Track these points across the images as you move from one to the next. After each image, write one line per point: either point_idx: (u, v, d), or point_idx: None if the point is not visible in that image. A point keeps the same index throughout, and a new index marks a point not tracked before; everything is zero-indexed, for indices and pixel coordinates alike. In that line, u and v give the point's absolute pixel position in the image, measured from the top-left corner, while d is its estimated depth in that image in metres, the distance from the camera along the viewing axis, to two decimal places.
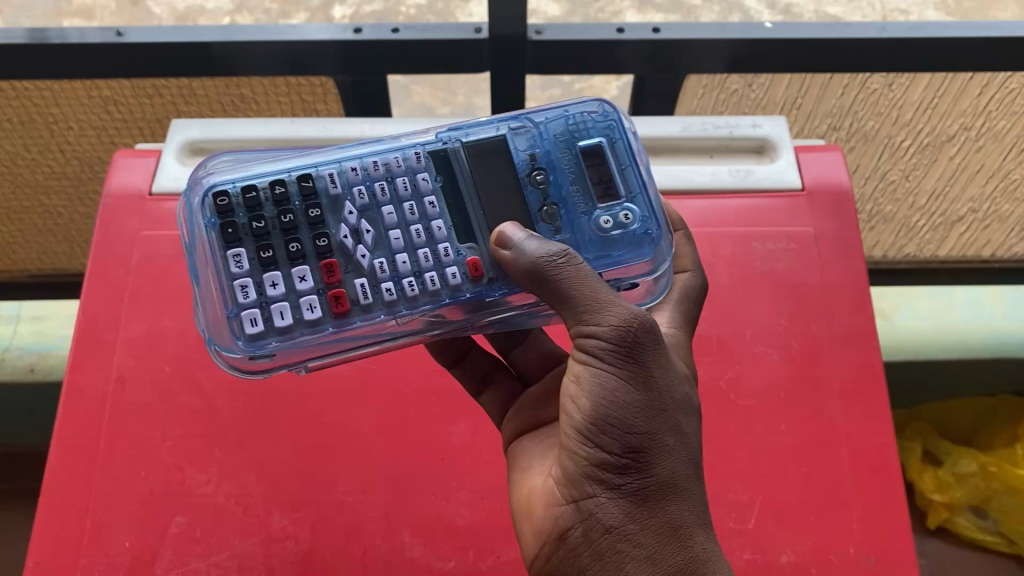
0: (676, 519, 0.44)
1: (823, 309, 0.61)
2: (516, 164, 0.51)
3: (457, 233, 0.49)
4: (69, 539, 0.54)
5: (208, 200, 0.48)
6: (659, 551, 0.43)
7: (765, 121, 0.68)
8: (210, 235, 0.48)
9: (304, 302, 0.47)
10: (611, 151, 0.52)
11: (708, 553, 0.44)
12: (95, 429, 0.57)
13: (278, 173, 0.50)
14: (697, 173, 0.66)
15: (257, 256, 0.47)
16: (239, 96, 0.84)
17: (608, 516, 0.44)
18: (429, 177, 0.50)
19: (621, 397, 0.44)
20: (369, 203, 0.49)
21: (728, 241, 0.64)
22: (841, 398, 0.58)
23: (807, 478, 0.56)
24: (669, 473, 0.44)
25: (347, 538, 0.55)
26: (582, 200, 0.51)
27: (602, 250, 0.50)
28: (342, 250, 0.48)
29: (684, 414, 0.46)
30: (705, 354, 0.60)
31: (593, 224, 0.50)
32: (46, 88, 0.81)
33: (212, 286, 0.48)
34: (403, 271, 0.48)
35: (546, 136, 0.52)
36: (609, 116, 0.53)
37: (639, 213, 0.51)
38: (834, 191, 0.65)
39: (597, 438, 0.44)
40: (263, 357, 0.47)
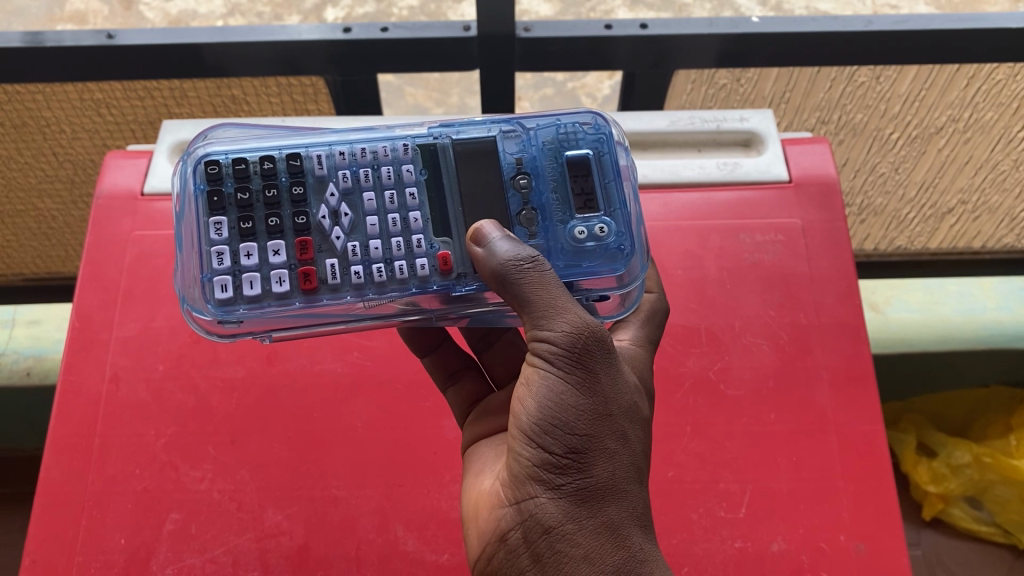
0: (615, 521, 0.44)
1: (811, 299, 0.61)
2: (501, 168, 0.51)
3: (433, 224, 0.50)
4: (65, 537, 0.54)
5: (200, 167, 0.49)
6: (595, 553, 0.43)
7: (753, 114, 0.68)
8: (198, 200, 0.49)
9: (275, 273, 0.48)
10: (597, 164, 0.52)
11: (646, 558, 0.44)
12: (89, 428, 0.57)
13: (272, 150, 0.51)
14: (685, 167, 0.66)
15: (237, 225, 0.48)
16: (231, 97, 0.85)
17: (547, 518, 0.44)
18: (414, 168, 0.50)
19: (567, 400, 0.44)
20: (352, 189, 0.50)
21: (717, 232, 0.64)
22: (829, 387, 0.59)
23: (796, 466, 0.56)
24: (609, 476, 0.45)
25: (341, 533, 0.55)
26: (560, 209, 0.51)
27: (575, 260, 0.50)
28: (319, 231, 0.49)
29: (630, 420, 0.46)
30: (694, 345, 0.60)
31: (569, 234, 0.50)
32: (38, 92, 0.82)
33: (192, 250, 0.49)
34: (375, 255, 0.49)
35: (535, 143, 0.52)
36: (601, 130, 0.53)
37: (617, 228, 0.51)
38: (821, 182, 0.66)
39: (539, 439, 0.44)
40: (231, 322, 0.48)
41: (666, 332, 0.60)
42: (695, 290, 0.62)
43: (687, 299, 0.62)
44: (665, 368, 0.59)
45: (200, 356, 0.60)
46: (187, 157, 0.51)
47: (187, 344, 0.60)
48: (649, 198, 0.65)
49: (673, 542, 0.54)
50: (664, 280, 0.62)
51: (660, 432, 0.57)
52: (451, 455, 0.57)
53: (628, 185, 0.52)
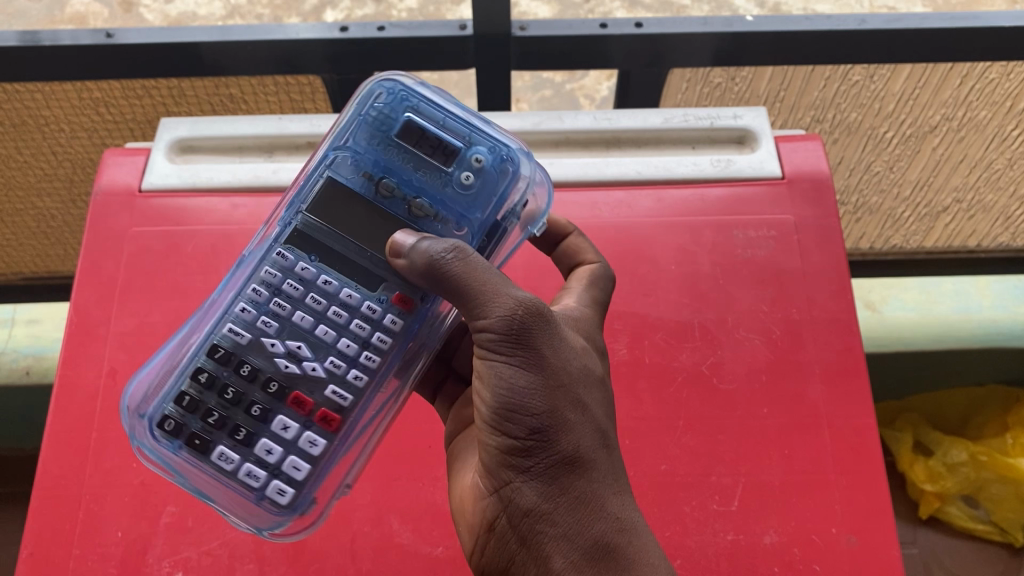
0: (588, 496, 0.45)
1: (804, 295, 0.62)
2: (363, 193, 0.52)
3: (365, 284, 0.51)
4: (62, 530, 0.55)
5: (156, 432, 0.48)
6: (573, 531, 0.44)
7: (746, 112, 0.69)
8: (181, 455, 0.49)
9: (304, 442, 0.49)
10: (421, 119, 0.53)
11: (622, 527, 0.45)
12: (86, 422, 0.58)
13: (191, 357, 0.50)
14: (679, 164, 0.67)
15: (235, 440, 0.49)
16: (229, 96, 0.85)
17: (523, 501, 0.45)
18: (303, 262, 0.51)
19: (520, 384, 0.44)
20: (276, 310, 0.50)
21: (711, 228, 0.65)
22: (821, 382, 0.59)
23: (788, 459, 0.57)
24: (576, 451, 0.45)
25: (336, 525, 0.55)
26: (434, 177, 0.52)
27: (481, 202, 0.53)
28: (293, 377, 0.50)
29: (587, 390, 0.46)
30: (687, 340, 0.60)
31: (458, 187, 0.52)
32: (37, 91, 0.82)
33: (213, 486, 0.49)
34: (354, 353, 0.51)
35: (358, 150, 0.52)
36: (394, 92, 0.53)
37: (485, 149, 0.53)
38: (814, 179, 0.66)
39: (501, 428, 0.45)
40: (309, 506, 0.49)
41: (659, 327, 0.61)
42: (688, 286, 0.62)
43: (680, 295, 0.62)
44: (659, 363, 0.59)
45: None
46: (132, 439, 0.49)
47: None
48: (643, 194, 0.66)
49: (665, 534, 0.54)
50: (658, 275, 0.63)
51: (653, 426, 0.57)
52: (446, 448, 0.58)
53: (457, 115, 0.53)
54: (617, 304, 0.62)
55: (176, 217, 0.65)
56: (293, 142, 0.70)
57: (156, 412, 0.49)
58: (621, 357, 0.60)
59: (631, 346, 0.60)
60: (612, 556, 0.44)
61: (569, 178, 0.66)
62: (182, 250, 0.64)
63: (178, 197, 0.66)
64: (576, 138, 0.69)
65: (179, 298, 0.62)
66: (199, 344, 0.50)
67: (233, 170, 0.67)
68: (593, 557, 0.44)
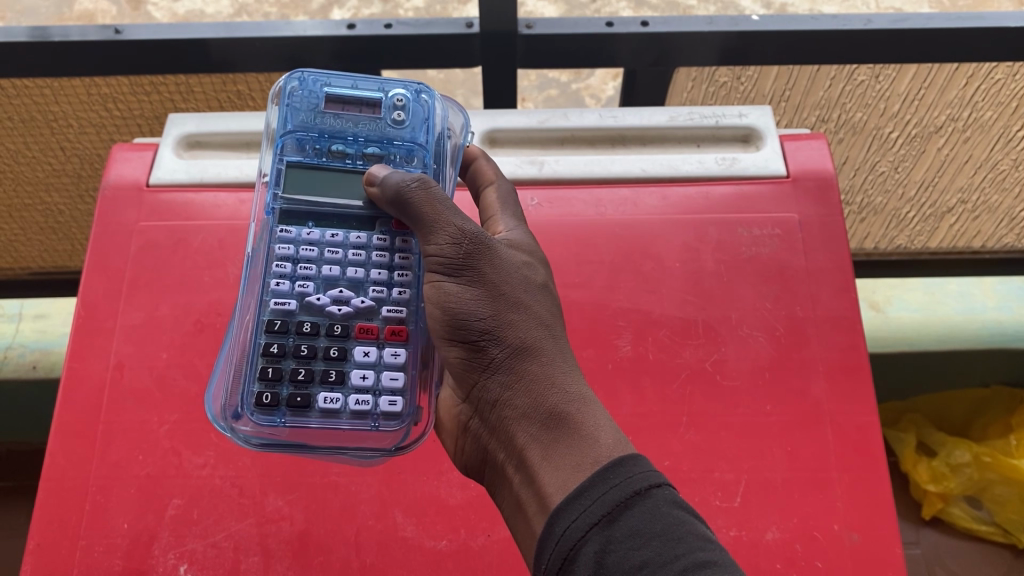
0: (539, 375, 0.47)
1: (807, 292, 0.62)
2: (324, 160, 0.55)
3: (363, 229, 0.55)
4: (69, 522, 0.55)
5: (255, 407, 0.49)
6: (528, 406, 0.46)
7: (751, 110, 0.69)
8: (286, 417, 0.49)
9: (388, 356, 0.51)
10: (336, 88, 0.57)
11: (574, 395, 0.46)
12: (94, 414, 0.58)
13: (256, 339, 0.51)
14: (684, 162, 0.67)
15: (330, 384, 0.50)
16: (236, 93, 0.86)
17: (486, 395, 0.48)
18: (305, 230, 0.54)
19: (467, 294, 0.48)
20: (305, 270, 0.53)
21: (716, 226, 0.65)
22: (825, 380, 0.59)
23: (791, 457, 0.57)
24: (523, 340, 0.47)
25: (341, 519, 0.56)
26: (371, 126, 0.57)
27: (417, 132, 0.57)
28: (350, 313, 0.52)
29: (531, 290, 0.49)
30: (691, 337, 0.61)
31: (395, 127, 0.57)
32: (46, 87, 0.83)
33: (325, 425, 0.50)
34: (388, 276, 0.53)
35: (299, 129, 0.56)
36: (305, 76, 0.57)
37: (401, 91, 0.58)
38: (819, 177, 0.66)
39: (459, 337, 0.49)
40: (415, 413, 0.51)
41: (663, 324, 0.61)
42: (692, 283, 0.63)
43: (684, 292, 0.62)
44: (663, 360, 0.60)
45: (203, 345, 0.61)
46: (237, 437, 0.50)
47: (191, 333, 0.61)
48: (648, 192, 0.66)
49: None
50: (663, 272, 0.63)
51: (656, 421, 0.58)
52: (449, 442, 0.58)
53: (364, 75, 0.58)
54: (621, 301, 0.62)
55: (183, 212, 0.65)
56: None
57: (247, 395, 0.49)
58: (625, 354, 0.60)
59: (636, 343, 0.60)
60: (566, 421, 0.45)
61: (574, 175, 0.67)
62: (189, 245, 0.64)
63: (185, 192, 0.66)
64: (581, 135, 0.70)
65: (186, 291, 0.62)
66: (257, 326, 0.51)
67: (241, 165, 0.68)
68: (548, 427, 0.45)
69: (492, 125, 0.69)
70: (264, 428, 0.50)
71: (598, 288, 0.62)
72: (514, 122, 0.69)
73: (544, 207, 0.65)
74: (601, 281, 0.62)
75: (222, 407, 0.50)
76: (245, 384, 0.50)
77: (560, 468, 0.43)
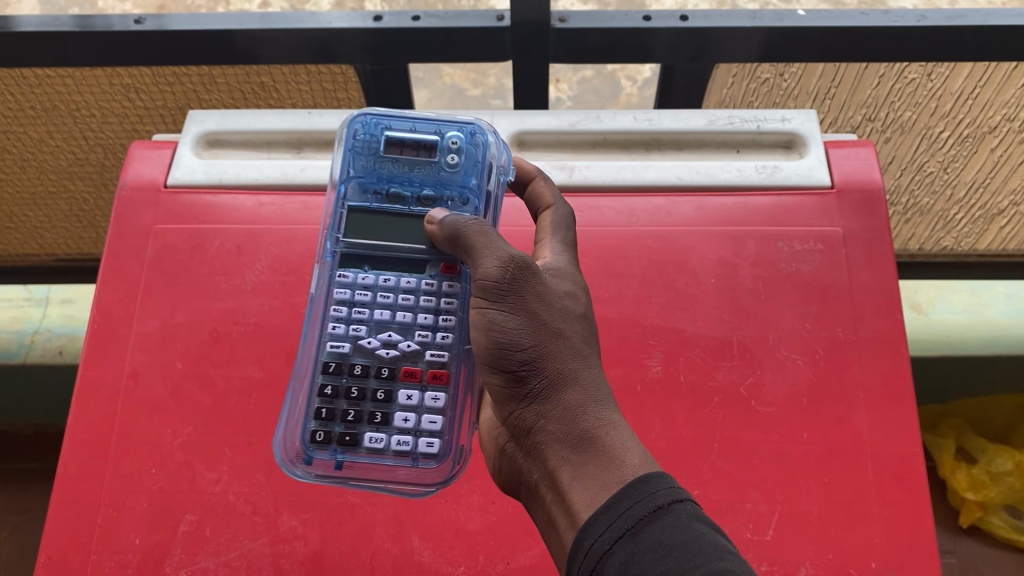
0: (572, 400, 0.44)
1: (851, 312, 0.59)
2: (381, 204, 0.54)
3: (411, 272, 0.53)
4: (81, 535, 0.54)
5: (308, 445, 0.48)
6: (559, 431, 0.43)
7: (795, 115, 0.66)
8: (335, 453, 0.49)
9: (429, 400, 0.49)
10: (396, 130, 0.55)
11: (609, 425, 0.43)
12: (107, 425, 0.57)
13: (309, 378, 0.50)
14: (722, 169, 0.64)
15: (377, 424, 0.49)
16: (260, 85, 0.84)
17: (520, 420, 0.45)
18: (361, 274, 0.52)
19: (502, 319, 0.46)
20: (360, 312, 0.51)
21: (755, 240, 0.61)
22: (866, 407, 0.56)
23: (827, 489, 0.54)
24: (558, 368, 0.45)
25: (356, 540, 0.54)
26: (427, 170, 0.54)
27: (474, 176, 0.55)
28: (399, 355, 0.51)
29: (572, 320, 0.46)
30: (725, 358, 0.57)
31: (450, 171, 0.54)
32: (69, 76, 0.81)
33: (373, 463, 0.49)
34: (434, 321, 0.51)
35: (359, 174, 0.54)
36: (366, 121, 0.54)
37: (459, 133, 0.55)
38: (866, 189, 0.62)
39: (495, 365, 0.46)
40: (456, 453, 0.50)
41: (697, 344, 0.58)
42: (727, 299, 0.59)
43: (719, 309, 0.59)
44: (694, 382, 0.57)
45: (218, 355, 0.59)
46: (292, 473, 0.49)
47: (207, 342, 0.59)
48: (683, 201, 0.63)
49: None
50: (696, 288, 0.60)
51: (686, 448, 0.55)
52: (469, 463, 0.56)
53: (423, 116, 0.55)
54: (653, 318, 0.59)
55: (201, 214, 0.63)
56: (322, 137, 0.67)
57: (299, 434, 0.49)
58: (655, 375, 0.57)
59: (666, 363, 0.57)
60: (597, 445, 0.42)
61: (606, 182, 0.64)
62: (206, 249, 0.62)
63: (203, 194, 0.64)
64: (614, 139, 0.67)
65: (203, 298, 0.61)
66: (311, 366, 0.50)
67: (261, 166, 0.65)
68: (580, 451, 0.42)
69: (521, 126, 0.67)
70: (318, 464, 0.49)
71: (628, 303, 0.59)
72: (544, 124, 0.66)
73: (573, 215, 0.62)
74: (632, 296, 0.60)
75: (278, 438, 0.49)
76: (297, 421, 0.49)
77: (589, 489, 0.41)
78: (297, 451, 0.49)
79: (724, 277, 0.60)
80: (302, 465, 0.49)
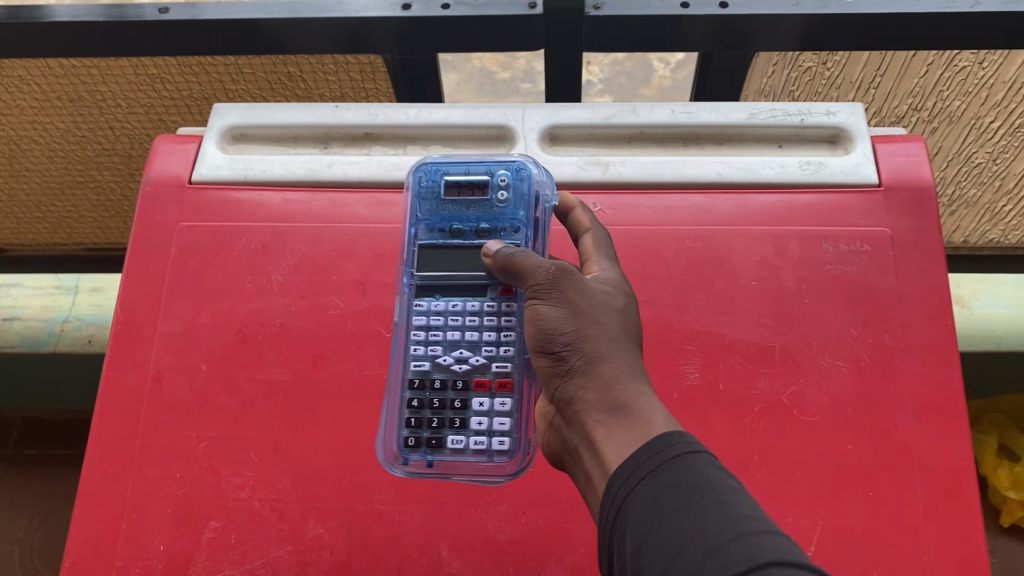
0: (609, 373, 0.42)
1: (898, 318, 0.56)
2: (442, 242, 0.53)
3: (474, 296, 0.52)
4: (105, 539, 0.53)
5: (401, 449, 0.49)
6: (594, 399, 0.42)
7: (841, 108, 0.63)
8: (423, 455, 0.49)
9: (497, 405, 0.49)
10: (451, 172, 0.55)
11: (647, 397, 0.41)
12: (132, 428, 0.56)
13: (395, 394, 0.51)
14: (764, 165, 0.61)
15: (459, 427, 0.49)
16: (286, 74, 0.82)
17: (560, 396, 0.44)
18: (433, 302, 0.52)
19: (542, 305, 0.45)
20: (439, 332, 0.52)
21: (798, 240, 0.59)
22: (914, 418, 0.53)
23: (872, 503, 0.51)
24: (593, 349, 0.43)
25: (383, 550, 0.53)
26: (482, 208, 0.54)
27: (528, 211, 0.53)
28: (471, 367, 0.50)
29: (612, 303, 0.45)
30: (766, 366, 0.55)
31: (504, 207, 0.54)
32: (95, 66, 0.80)
33: (459, 462, 0.49)
34: (497, 336, 0.51)
35: (418, 216, 0.54)
36: (423, 167, 0.55)
37: (509, 170, 0.54)
38: (915, 187, 0.59)
39: (540, 348, 0.45)
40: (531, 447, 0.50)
41: (736, 350, 0.56)
42: (769, 303, 0.57)
43: (760, 314, 0.57)
44: (733, 391, 0.54)
45: (244, 357, 0.58)
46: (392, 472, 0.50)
47: (233, 344, 0.58)
48: (723, 198, 0.61)
49: None
50: (736, 290, 0.57)
51: (724, 459, 0.53)
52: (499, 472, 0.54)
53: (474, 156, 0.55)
54: (690, 322, 0.57)
55: (226, 211, 0.62)
56: (349, 132, 0.66)
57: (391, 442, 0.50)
58: (692, 382, 0.55)
59: (704, 370, 0.55)
60: (631, 410, 0.40)
61: (642, 178, 0.61)
62: (231, 248, 0.61)
63: (229, 190, 0.63)
64: (650, 133, 0.64)
65: (228, 298, 0.59)
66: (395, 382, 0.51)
67: (287, 162, 0.64)
68: (613, 416, 0.41)
69: (553, 121, 0.64)
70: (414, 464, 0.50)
71: (665, 307, 0.57)
72: (578, 118, 0.64)
73: (608, 214, 0.60)
74: (669, 299, 0.57)
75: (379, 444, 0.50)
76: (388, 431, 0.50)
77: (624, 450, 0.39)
78: (394, 454, 0.50)
79: (764, 279, 0.58)
80: (400, 466, 0.50)
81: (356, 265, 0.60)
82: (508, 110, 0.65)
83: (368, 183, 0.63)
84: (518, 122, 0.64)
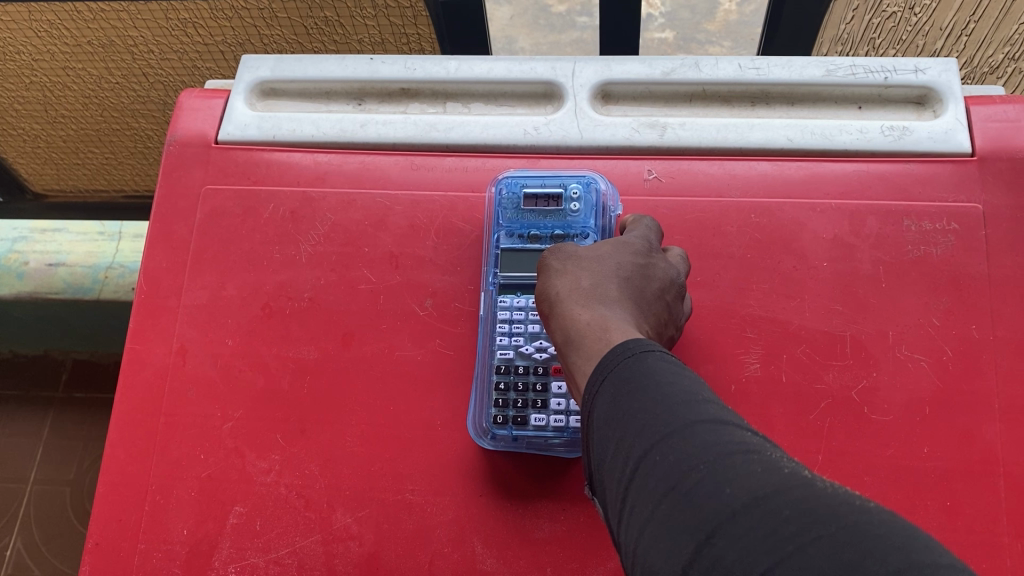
0: (570, 307, 0.44)
1: (987, 307, 0.50)
2: (521, 247, 0.53)
3: None
4: (125, 521, 0.51)
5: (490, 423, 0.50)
6: (559, 331, 0.44)
7: (931, 64, 0.56)
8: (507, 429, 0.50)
9: None
10: (529, 184, 0.54)
11: (600, 317, 0.43)
12: (154, 405, 0.53)
13: (484, 377, 0.51)
14: (841, 130, 0.55)
15: (541, 406, 0.50)
16: (324, 19, 0.78)
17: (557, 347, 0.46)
18: (516, 298, 0.52)
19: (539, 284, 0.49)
20: (522, 324, 0.52)
21: (876, 217, 0.53)
22: (1003, 420, 0.48)
23: (956, 513, 0.46)
24: (561, 292, 0.46)
25: (413, 543, 0.49)
26: (555, 216, 0.53)
27: (597, 219, 0.53)
28: (550, 355, 0.51)
29: (595, 254, 0.47)
30: (835, 358, 0.50)
31: (574, 216, 0.53)
32: (123, 10, 0.76)
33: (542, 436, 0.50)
34: None
35: (500, 226, 0.54)
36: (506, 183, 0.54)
37: (580, 182, 0.54)
38: (1014, 157, 0.53)
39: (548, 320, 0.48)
40: None
41: (803, 339, 0.50)
42: (840, 288, 0.52)
43: (831, 299, 0.51)
44: (799, 384, 0.49)
45: (272, 333, 0.54)
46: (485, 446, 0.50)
47: (260, 319, 0.55)
48: (793, 166, 0.55)
49: None
50: (805, 272, 0.52)
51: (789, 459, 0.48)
52: (538, 465, 0.50)
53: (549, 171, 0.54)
54: (753, 307, 0.51)
55: (256, 175, 0.59)
56: (386, 87, 0.61)
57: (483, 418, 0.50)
58: (753, 373, 0.50)
59: (766, 361, 0.50)
60: (580, 332, 0.42)
61: (703, 143, 0.56)
62: (260, 215, 0.58)
63: (257, 151, 0.59)
64: (714, 90, 0.58)
65: (257, 270, 0.56)
66: (485, 367, 0.51)
67: (318, 121, 0.59)
68: (570, 339, 0.43)
69: (606, 76, 0.59)
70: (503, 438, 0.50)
71: (725, 289, 0.52)
72: (634, 73, 0.58)
73: (663, 183, 0.55)
74: (729, 280, 0.52)
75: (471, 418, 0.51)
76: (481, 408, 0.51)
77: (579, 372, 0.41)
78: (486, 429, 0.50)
79: (836, 261, 0.52)
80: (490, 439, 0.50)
81: (390, 236, 0.56)
82: (557, 64, 0.60)
83: (404, 146, 0.58)
84: (568, 78, 0.59)
